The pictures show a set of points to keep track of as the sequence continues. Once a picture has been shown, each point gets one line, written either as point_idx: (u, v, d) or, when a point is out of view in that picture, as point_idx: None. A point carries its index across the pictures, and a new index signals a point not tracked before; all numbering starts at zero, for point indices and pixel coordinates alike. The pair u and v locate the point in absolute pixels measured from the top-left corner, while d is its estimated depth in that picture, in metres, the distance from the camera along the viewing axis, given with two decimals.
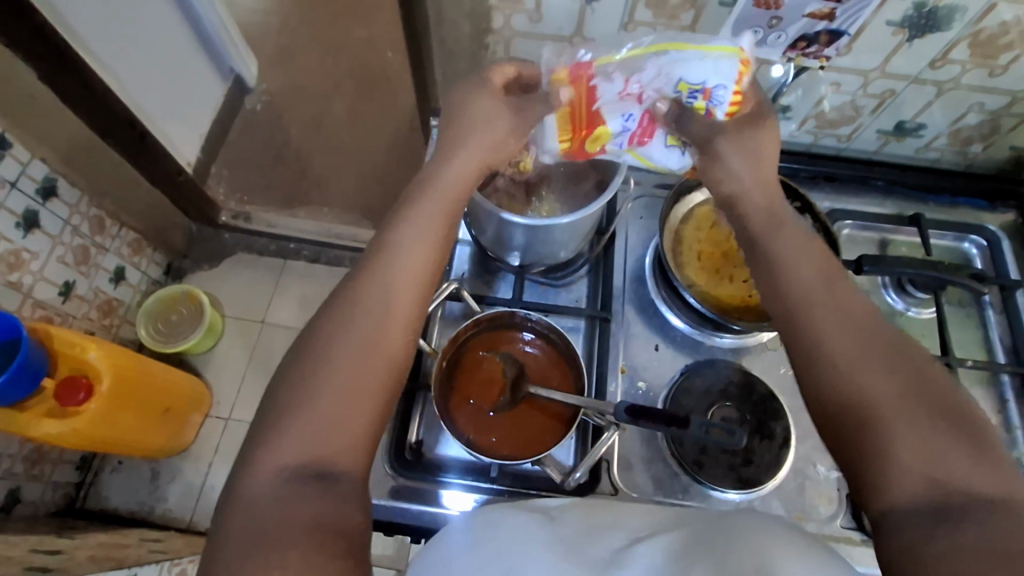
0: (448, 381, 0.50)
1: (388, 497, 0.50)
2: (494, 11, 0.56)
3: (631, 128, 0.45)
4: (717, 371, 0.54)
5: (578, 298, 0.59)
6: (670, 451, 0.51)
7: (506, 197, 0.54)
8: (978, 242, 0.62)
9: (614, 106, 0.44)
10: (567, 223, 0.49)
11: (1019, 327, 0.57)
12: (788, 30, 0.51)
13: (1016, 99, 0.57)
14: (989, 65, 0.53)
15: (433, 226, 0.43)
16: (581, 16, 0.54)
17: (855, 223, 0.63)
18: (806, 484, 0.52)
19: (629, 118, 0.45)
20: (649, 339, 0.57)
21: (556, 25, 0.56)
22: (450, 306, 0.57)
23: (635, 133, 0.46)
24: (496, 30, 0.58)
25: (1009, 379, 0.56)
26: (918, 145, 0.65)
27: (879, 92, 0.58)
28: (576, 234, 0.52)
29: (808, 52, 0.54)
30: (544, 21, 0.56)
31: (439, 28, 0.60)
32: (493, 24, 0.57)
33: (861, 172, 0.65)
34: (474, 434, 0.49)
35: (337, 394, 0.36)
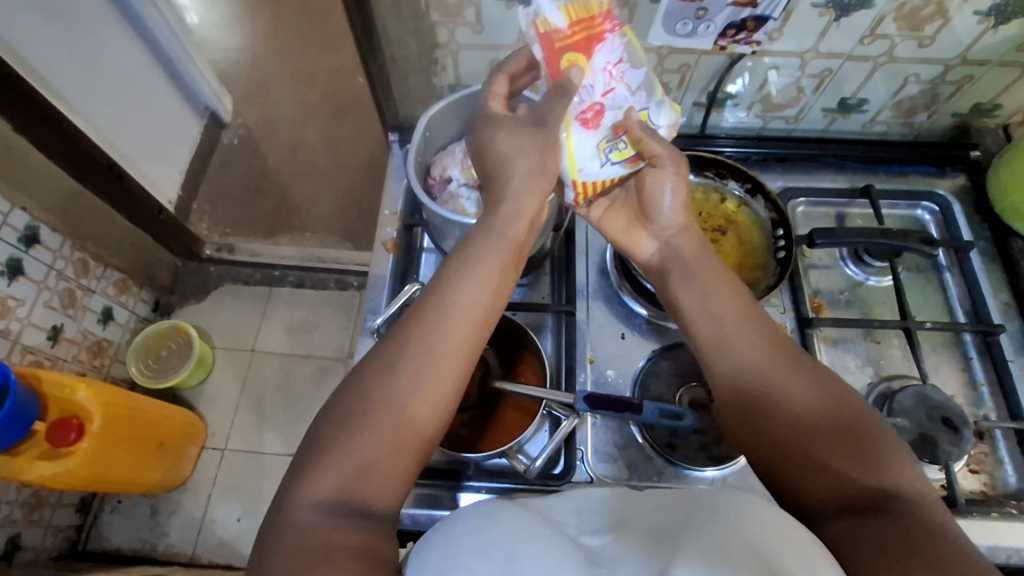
0: None
1: None
2: (438, 26, 0.58)
3: (591, 100, 0.45)
4: (683, 355, 0.55)
5: (544, 295, 0.61)
6: (643, 435, 0.52)
7: (460, 200, 0.54)
8: (931, 207, 0.64)
9: (600, 66, 0.45)
10: None
11: (977, 285, 0.58)
12: (715, 20, 0.53)
13: (949, 67, 0.59)
14: (918, 37, 0.55)
15: (491, 272, 0.44)
16: (521, 23, 0.56)
17: (809, 201, 0.65)
18: None
19: (593, 89, 0.45)
20: (615, 328, 0.58)
21: (499, 35, 0.58)
22: None
23: (589, 106, 0.45)
24: (443, 44, 0.60)
25: (971, 338, 0.57)
26: (863, 120, 0.66)
27: (817, 72, 0.60)
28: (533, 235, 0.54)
29: (738, 39, 0.56)
30: (487, 32, 0.58)
31: (389, 49, 0.62)
32: (439, 39, 0.60)
33: (813, 150, 0.67)
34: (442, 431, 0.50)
35: (389, 432, 0.38)
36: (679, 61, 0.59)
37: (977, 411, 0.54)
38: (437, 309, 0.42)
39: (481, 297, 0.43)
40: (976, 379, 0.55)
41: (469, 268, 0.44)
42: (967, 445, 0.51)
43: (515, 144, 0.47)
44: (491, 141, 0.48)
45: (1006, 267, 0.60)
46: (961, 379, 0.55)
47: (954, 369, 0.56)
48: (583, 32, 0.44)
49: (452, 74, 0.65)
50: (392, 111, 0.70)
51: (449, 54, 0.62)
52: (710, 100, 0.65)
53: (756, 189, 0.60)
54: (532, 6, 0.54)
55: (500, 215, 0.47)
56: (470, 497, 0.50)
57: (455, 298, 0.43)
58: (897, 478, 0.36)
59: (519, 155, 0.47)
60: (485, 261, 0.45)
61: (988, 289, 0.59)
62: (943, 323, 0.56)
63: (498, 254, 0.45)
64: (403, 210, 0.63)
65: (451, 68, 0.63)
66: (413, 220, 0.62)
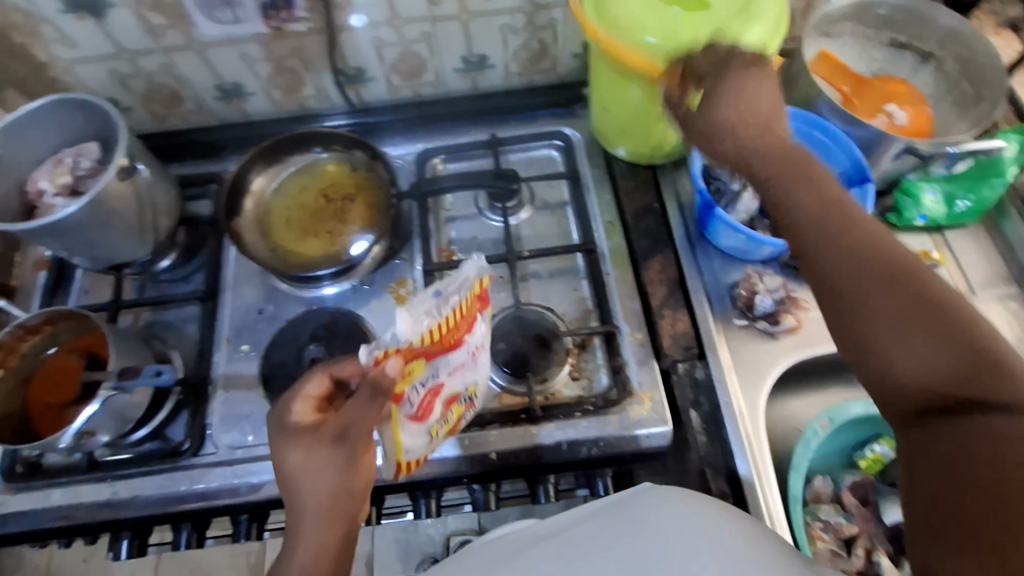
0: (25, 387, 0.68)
1: (38, 487, 0.69)
2: (36, 48, 0.77)
3: (437, 378, 0.57)
4: (320, 312, 0.77)
5: (195, 285, 0.82)
6: (302, 369, 0.73)
7: (51, 206, 0.71)
8: (559, 145, 0.87)
9: (458, 355, 0.58)
10: (77, 215, 0.66)
11: (584, 215, 0.80)
12: (245, 5, 0.73)
13: (525, 16, 0.80)
14: None
15: (329, 519, 0.54)
16: (104, 28, 0.75)
17: (446, 157, 0.87)
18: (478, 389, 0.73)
19: (438, 370, 0.57)
20: (306, 300, 0.79)
21: (90, 47, 0.78)
22: (70, 298, 0.81)
23: (425, 399, 0.57)
24: (51, 63, 0.79)
25: (590, 309, 0.77)
26: (493, 74, 0.89)
27: (419, 35, 0.81)
28: (127, 234, 0.73)
29: (283, 18, 0.76)
30: (102, 40, 0.77)
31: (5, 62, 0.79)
32: (45, 60, 0.79)
33: (434, 129, 0.90)
34: (37, 424, 0.67)
35: None
36: (465, 13, 0.78)
37: (606, 363, 0.73)
38: (301, 546, 0.53)
39: (332, 532, 0.54)
40: (619, 334, 0.73)
41: (314, 523, 0.54)
42: (556, 353, 0.73)
43: (315, 462, 0.53)
44: (286, 465, 0.54)
45: (715, 191, 0.73)
46: (602, 358, 0.73)
47: (627, 329, 0.73)
48: (447, 336, 0.54)
49: (263, 76, 0.85)
50: (191, 93, 0.86)
51: (62, 69, 0.81)
52: (467, 62, 0.86)
53: (374, 154, 0.81)
54: (111, 17, 0.74)
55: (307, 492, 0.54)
56: (195, 458, 0.70)
57: (306, 541, 0.53)
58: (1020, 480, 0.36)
59: (298, 475, 0.54)
60: (325, 519, 0.54)
61: (597, 211, 0.81)
62: (544, 251, 0.77)
63: (338, 511, 0.55)
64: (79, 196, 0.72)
65: (70, 78, 0.82)
66: (131, 164, 0.70)
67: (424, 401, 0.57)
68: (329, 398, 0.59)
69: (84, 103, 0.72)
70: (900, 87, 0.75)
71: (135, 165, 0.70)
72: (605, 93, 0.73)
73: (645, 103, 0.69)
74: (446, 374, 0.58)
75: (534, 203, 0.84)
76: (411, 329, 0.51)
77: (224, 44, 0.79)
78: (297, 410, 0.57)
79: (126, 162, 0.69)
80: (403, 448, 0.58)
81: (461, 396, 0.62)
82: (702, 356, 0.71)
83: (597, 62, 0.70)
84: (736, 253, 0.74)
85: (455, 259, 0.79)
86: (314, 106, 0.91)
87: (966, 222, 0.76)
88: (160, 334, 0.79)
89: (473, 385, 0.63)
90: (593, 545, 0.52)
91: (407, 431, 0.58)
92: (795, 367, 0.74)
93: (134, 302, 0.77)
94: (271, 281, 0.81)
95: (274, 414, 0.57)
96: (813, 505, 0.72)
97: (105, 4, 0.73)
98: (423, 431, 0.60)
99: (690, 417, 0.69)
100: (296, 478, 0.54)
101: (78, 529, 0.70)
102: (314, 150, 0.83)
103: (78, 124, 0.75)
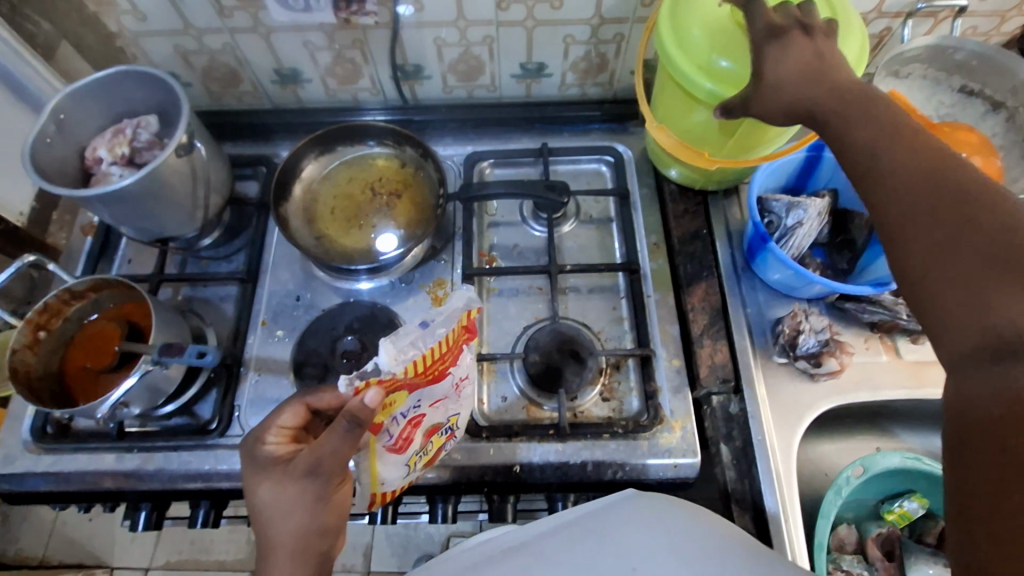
0: (66, 350, 0.69)
1: (66, 450, 0.70)
2: (108, 18, 0.78)
3: (417, 409, 0.58)
4: (357, 305, 0.77)
5: (235, 265, 0.83)
6: (334, 362, 0.72)
7: (107, 176, 0.72)
8: (609, 161, 0.86)
9: (441, 386, 0.59)
10: (132, 188, 0.67)
11: (630, 234, 0.79)
12: None
13: (591, 29, 0.79)
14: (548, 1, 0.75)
15: (295, 555, 0.55)
16: (176, 6, 0.76)
17: (494, 161, 0.88)
18: (504, 401, 0.72)
19: (418, 400, 0.57)
20: (344, 292, 0.79)
21: (160, 22, 0.79)
22: (114, 265, 0.82)
23: (402, 431, 0.58)
24: (120, 33, 0.81)
25: (626, 329, 0.76)
26: (549, 83, 0.88)
27: (482, 39, 0.81)
28: (177, 210, 0.73)
29: (353, 11, 0.76)
30: (172, 15, 0.78)
31: (75, 27, 0.80)
32: (115, 30, 0.80)
33: (483, 132, 0.90)
34: (75, 388, 0.68)
35: None
36: (532, 20, 0.78)
37: (639, 387, 0.72)
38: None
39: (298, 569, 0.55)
40: (655, 360, 0.72)
41: (282, 558, 0.55)
42: (589, 371, 0.71)
43: (282, 493, 0.56)
44: (257, 491, 0.57)
45: (768, 223, 0.71)
46: (634, 380, 0.72)
47: (663, 355, 0.72)
48: (432, 367, 0.55)
49: (322, 63, 0.85)
50: (250, 74, 0.87)
51: (129, 40, 0.82)
52: (525, 69, 0.86)
53: (426, 154, 0.82)
54: None
55: (276, 528, 0.55)
56: (221, 439, 0.70)
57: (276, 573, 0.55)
58: None
59: (269, 505, 0.56)
60: (291, 556, 0.55)
61: (642, 232, 0.80)
62: (586, 267, 0.77)
63: (307, 546, 0.56)
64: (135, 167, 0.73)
65: (134, 49, 0.83)
66: (189, 141, 0.71)
67: (404, 432, 0.58)
68: (305, 427, 0.64)
69: (147, 76, 0.73)
70: (971, 136, 0.73)
71: (193, 142, 0.71)
72: (669, 111, 0.71)
73: (711, 126, 0.68)
74: (428, 404, 0.59)
75: (579, 217, 0.84)
76: (395, 360, 0.51)
77: (289, 30, 0.79)
78: (272, 441, 0.61)
79: (185, 139, 0.69)
80: (380, 480, 0.60)
81: (441, 428, 0.63)
82: (738, 389, 0.70)
83: (664, 77, 0.69)
84: (781, 288, 0.72)
85: (495, 266, 0.78)
86: (368, 98, 0.91)
87: None
88: (197, 310, 0.79)
89: (454, 416, 0.64)
90: (560, 547, 0.55)
91: (384, 461, 0.59)
92: (833, 411, 0.72)
93: (176, 276, 0.78)
94: (310, 268, 0.81)
95: (247, 443, 0.61)
96: (837, 554, 0.70)
97: None
98: (401, 463, 0.61)
99: (720, 451, 0.68)
100: (268, 513, 0.56)
101: (100, 494, 0.71)
102: (366, 143, 0.83)
103: (139, 96, 0.76)
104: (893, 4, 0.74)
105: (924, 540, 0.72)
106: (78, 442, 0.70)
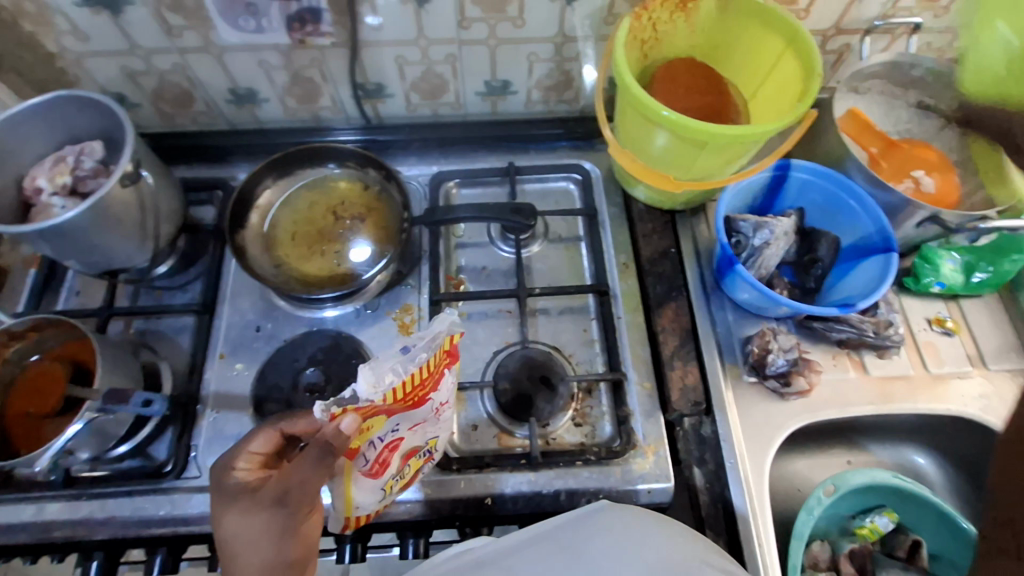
0: (11, 395, 0.65)
1: (9, 501, 0.66)
2: (47, 39, 0.74)
3: (396, 431, 0.57)
4: (321, 334, 0.74)
5: (191, 295, 0.79)
6: (298, 397, 0.70)
7: (49, 207, 0.68)
8: (577, 179, 0.85)
9: (422, 409, 0.58)
10: (75, 222, 0.63)
11: (599, 254, 0.78)
12: (269, 15, 0.71)
13: (554, 48, 0.78)
14: (509, 19, 0.74)
15: None
16: (121, 26, 0.73)
17: (460, 180, 0.86)
18: (474, 430, 0.70)
19: (396, 425, 0.56)
20: (308, 321, 0.76)
21: (103, 42, 0.75)
22: (61, 298, 0.78)
23: (379, 455, 0.57)
24: (62, 55, 0.76)
25: (598, 352, 0.75)
26: (514, 100, 0.87)
27: (444, 57, 0.79)
28: (126, 242, 0.70)
29: (308, 31, 0.73)
30: (117, 36, 0.74)
31: (11, 48, 0.75)
32: (56, 51, 0.76)
33: (448, 151, 0.88)
34: (17, 436, 0.63)
35: None
36: (494, 38, 0.77)
37: (611, 412, 0.71)
38: None
39: None
40: (626, 383, 0.71)
41: None
42: (561, 398, 0.70)
43: (247, 523, 0.52)
44: (222, 519, 0.53)
45: (735, 243, 0.71)
46: (607, 404, 0.71)
47: (634, 378, 0.71)
48: (411, 393, 0.53)
49: (279, 83, 0.82)
50: (203, 94, 0.84)
51: (71, 60, 0.78)
52: (490, 86, 0.84)
53: (389, 174, 0.79)
54: (126, 14, 0.71)
55: (242, 559, 0.52)
56: (178, 483, 0.67)
57: None
58: None
59: (234, 535, 0.52)
60: None
61: (611, 253, 0.79)
62: (555, 289, 0.75)
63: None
64: (79, 198, 0.69)
65: (77, 69, 0.79)
66: (136, 170, 0.67)
67: (380, 456, 0.57)
68: (277, 454, 0.59)
69: (90, 101, 0.69)
70: (928, 153, 0.74)
71: (140, 171, 0.68)
72: (629, 134, 0.70)
73: (672, 151, 0.67)
74: (406, 429, 0.58)
75: (548, 237, 0.82)
76: (373, 388, 0.49)
77: (242, 50, 0.76)
78: (241, 467, 0.56)
79: (131, 168, 0.66)
80: (353, 504, 0.58)
81: (420, 451, 0.61)
82: (709, 412, 0.69)
83: (622, 100, 0.68)
84: (750, 308, 0.72)
85: (464, 290, 0.77)
86: (329, 117, 0.89)
87: (983, 292, 0.75)
88: (151, 344, 0.76)
89: (433, 437, 0.62)
90: None
91: (359, 486, 0.58)
92: (803, 429, 0.72)
93: (126, 310, 0.74)
94: (271, 296, 0.78)
95: (215, 471, 0.56)
96: (811, 572, 0.70)
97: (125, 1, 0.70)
98: (377, 487, 0.59)
99: (693, 475, 0.68)
100: (232, 545, 0.52)
101: (47, 546, 0.67)
102: (327, 164, 0.81)
103: (83, 121, 0.72)
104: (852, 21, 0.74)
105: (896, 555, 0.73)
106: (21, 492, 0.66)
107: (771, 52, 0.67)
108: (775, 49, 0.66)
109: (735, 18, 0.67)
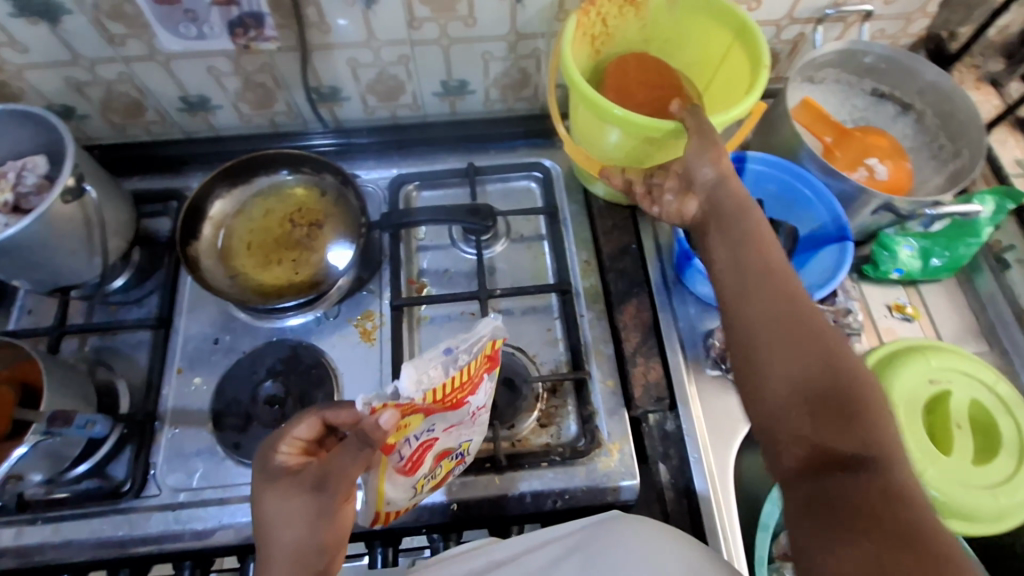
0: None
1: None
2: None
3: (431, 433, 0.55)
4: (281, 345, 0.73)
5: (148, 310, 0.78)
6: (259, 409, 0.69)
7: None
8: (539, 178, 0.85)
9: (459, 413, 0.56)
10: (18, 240, 0.62)
11: (560, 252, 0.78)
12: (211, 21, 0.69)
13: (508, 45, 0.77)
14: (460, 17, 0.73)
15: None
16: (61, 36, 0.71)
17: (421, 183, 0.85)
18: None
19: (430, 427, 0.54)
20: (268, 331, 0.75)
21: (43, 53, 0.73)
22: (12, 318, 0.76)
23: (410, 458, 0.55)
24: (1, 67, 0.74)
25: (562, 351, 0.74)
26: (473, 100, 0.86)
27: (397, 58, 0.78)
28: (74, 259, 0.68)
29: (253, 35, 0.71)
30: (56, 46, 0.72)
31: None
32: None
33: (406, 153, 0.87)
34: None
35: None
36: (447, 38, 0.76)
37: (576, 411, 0.70)
38: None
39: None
40: (591, 381, 0.71)
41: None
42: (525, 399, 0.70)
43: (285, 507, 0.51)
44: (261, 504, 0.52)
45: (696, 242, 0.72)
46: (572, 404, 0.71)
47: (598, 377, 0.71)
48: (448, 396, 0.51)
49: (230, 89, 0.80)
50: (153, 103, 0.82)
51: (12, 73, 0.75)
52: (447, 86, 0.83)
53: (344, 179, 0.77)
54: (62, 23, 0.69)
55: (277, 542, 0.50)
56: (139, 501, 0.66)
57: None
58: (872, 438, 0.43)
59: (269, 517, 0.51)
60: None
61: (573, 251, 0.79)
62: (517, 289, 0.75)
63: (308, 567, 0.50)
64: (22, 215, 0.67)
65: (18, 81, 0.76)
66: (79, 184, 0.66)
67: (415, 454, 0.55)
68: (318, 440, 0.56)
69: (27, 114, 0.67)
70: (881, 140, 0.75)
71: (83, 185, 0.66)
72: (584, 133, 0.70)
73: (626, 149, 0.67)
74: (441, 429, 0.56)
75: (510, 236, 0.82)
76: (416, 386, 0.48)
77: (189, 56, 0.74)
78: (283, 451, 0.55)
79: (73, 183, 0.64)
80: (385, 499, 0.57)
81: (452, 452, 0.60)
82: (673, 407, 0.69)
83: (574, 99, 0.67)
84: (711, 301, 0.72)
85: (426, 294, 0.76)
86: (286, 122, 0.87)
87: (941, 277, 0.76)
88: (107, 361, 0.74)
89: (467, 442, 0.61)
90: None
91: (392, 482, 0.56)
92: None
93: (79, 328, 0.72)
94: (229, 308, 0.77)
95: (260, 451, 0.55)
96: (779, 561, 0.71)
97: (61, 10, 0.68)
98: (410, 484, 0.58)
99: (658, 470, 0.68)
100: (270, 526, 0.51)
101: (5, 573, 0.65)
102: (281, 171, 0.79)
103: (25, 135, 0.70)
104: (804, 11, 0.74)
105: None
106: None
107: (720, 47, 0.67)
108: (723, 43, 0.66)
109: (682, 18, 0.67)
